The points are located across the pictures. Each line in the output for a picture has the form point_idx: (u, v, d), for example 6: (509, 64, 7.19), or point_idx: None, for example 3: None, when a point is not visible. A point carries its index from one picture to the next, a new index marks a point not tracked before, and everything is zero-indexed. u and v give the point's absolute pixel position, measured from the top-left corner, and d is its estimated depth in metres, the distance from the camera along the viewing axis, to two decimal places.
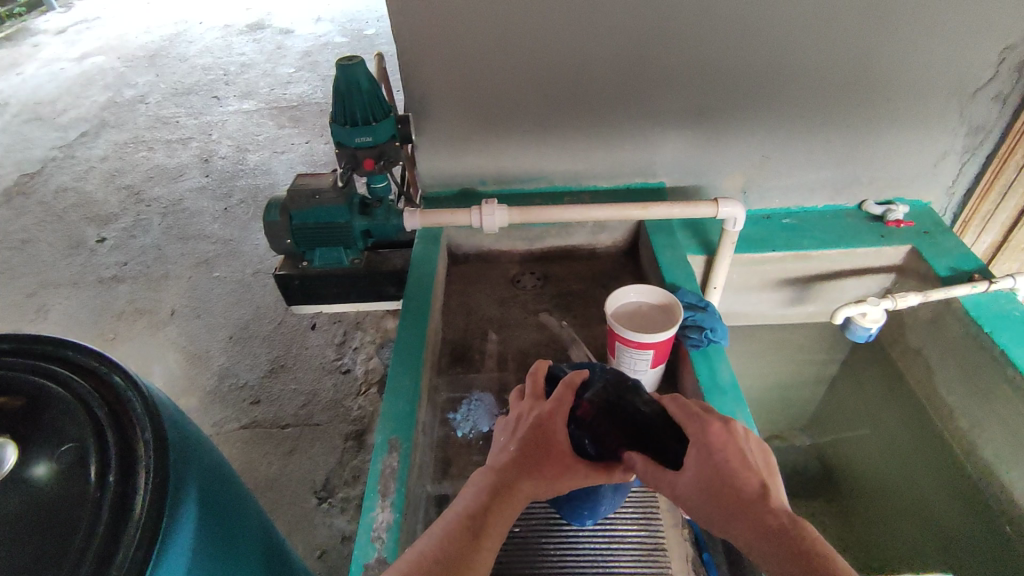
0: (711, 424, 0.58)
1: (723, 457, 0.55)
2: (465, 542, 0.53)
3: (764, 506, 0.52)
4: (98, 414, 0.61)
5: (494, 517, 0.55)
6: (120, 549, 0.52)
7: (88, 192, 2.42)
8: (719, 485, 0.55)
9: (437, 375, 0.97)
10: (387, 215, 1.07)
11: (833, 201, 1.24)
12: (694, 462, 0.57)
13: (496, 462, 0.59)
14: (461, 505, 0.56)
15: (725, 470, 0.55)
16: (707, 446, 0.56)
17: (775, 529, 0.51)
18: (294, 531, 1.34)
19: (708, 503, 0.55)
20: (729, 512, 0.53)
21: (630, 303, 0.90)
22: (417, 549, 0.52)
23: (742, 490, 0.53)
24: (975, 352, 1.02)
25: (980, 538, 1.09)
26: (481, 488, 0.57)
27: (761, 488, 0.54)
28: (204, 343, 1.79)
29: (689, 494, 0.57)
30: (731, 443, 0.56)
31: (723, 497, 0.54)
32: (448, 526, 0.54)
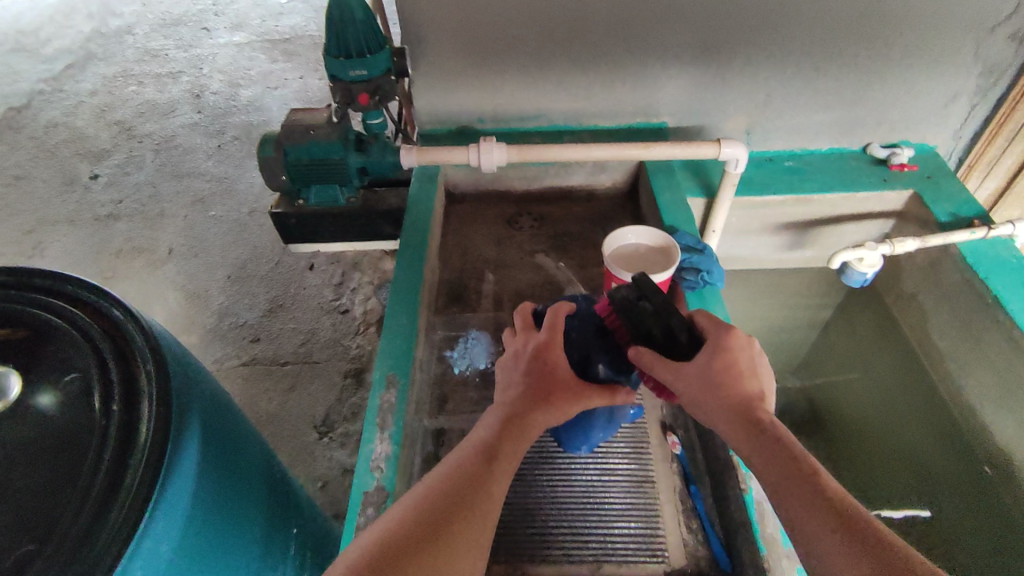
0: (735, 332, 0.62)
1: (733, 361, 0.60)
2: (480, 470, 0.56)
3: (758, 406, 0.59)
4: (100, 346, 0.61)
5: (506, 447, 0.58)
6: (129, 472, 0.54)
7: (78, 127, 2.36)
8: (720, 382, 0.59)
9: (435, 314, 0.98)
10: (383, 152, 1.05)
11: (837, 144, 1.21)
12: (704, 359, 0.60)
13: (504, 399, 0.62)
14: (475, 441, 0.59)
15: (732, 371, 0.60)
16: (720, 349, 0.61)
17: (764, 425, 0.57)
18: (297, 462, 1.39)
19: (706, 394, 0.59)
20: (726, 403, 0.59)
21: (628, 245, 0.90)
22: (434, 479, 0.56)
23: (743, 389, 0.60)
24: (968, 297, 1.03)
25: (960, 476, 1.13)
26: (492, 424, 0.60)
27: (760, 394, 0.60)
28: (203, 282, 1.79)
29: (688, 382, 0.60)
30: (741, 349, 0.61)
31: (721, 391, 0.59)
32: (465, 456, 0.58)
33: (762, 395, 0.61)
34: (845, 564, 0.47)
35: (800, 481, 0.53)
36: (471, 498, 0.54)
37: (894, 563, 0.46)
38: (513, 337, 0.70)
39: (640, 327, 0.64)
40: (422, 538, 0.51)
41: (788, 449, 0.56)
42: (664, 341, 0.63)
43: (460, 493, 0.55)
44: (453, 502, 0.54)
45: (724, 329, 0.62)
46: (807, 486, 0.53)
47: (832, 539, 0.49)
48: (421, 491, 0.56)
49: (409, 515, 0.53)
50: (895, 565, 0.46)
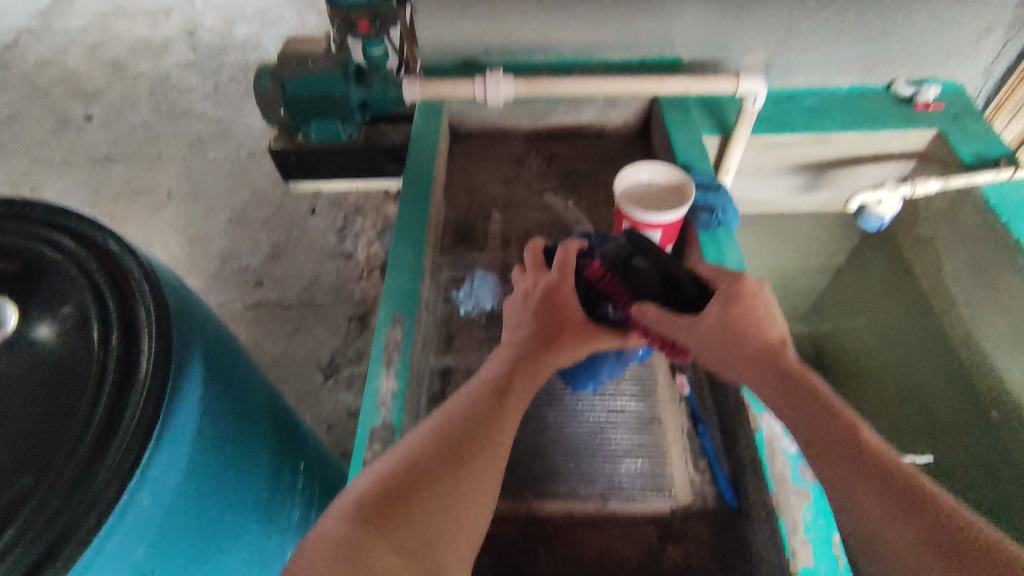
0: (747, 279, 0.60)
1: (750, 309, 0.59)
2: (491, 407, 0.56)
3: (782, 354, 0.58)
4: (97, 280, 0.59)
5: (518, 385, 0.57)
6: (130, 405, 0.53)
7: (70, 65, 2.28)
8: (739, 333, 0.58)
9: (440, 254, 0.96)
10: (385, 86, 0.99)
11: (861, 81, 1.15)
12: (718, 311, 0.59)
13: (515, 339, 0.61)
14: (485, 378, 0.59)
15: (750, 321, 0.58)
16: (736, 298, 0.59)
17: (790, 376, 0.57)
18: (304, 403, 1.41)
19: (726, 347, 0.58)
20: (748, 356, 0.58)
21: (640, 183, 0.87)
22: (443, 414, 0.56)
23: (765, 338, 0.58)
24: (988, 241, 1.00)
25: (965, 420, 1.13)
26: (503, 362, 0.59)
27: (781, 341, 0.59)
28: (204, 225, 1.77)
29: (706, 336, 0.59)
30: (758, 296, 0.59)
31: (742, 343, 0.58)
32: (475, 391, 0.58)
33: (783, 341, 0.59)
34: (882, 519, 0.47)
35: (832, 436, 0.53)
36: (482, 433, 0.54)
37: (931, 515, 0.46)
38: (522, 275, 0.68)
39: (639, 284, 0.64)
40: (433, 473, 0.51)
41: (815, 402, 0.55)
42: (666, 295, 0.63)
43: (471, 429, 0.54)
44: (464, 437, 0.53)
45: (736, 277, 0.60)
46: (840, 440, 0.53)
47: (871, 495, 0.49)
48: (431, 425, 0.55)
49: (419, 449, 0.53)
50: (933, 518, 0.46)
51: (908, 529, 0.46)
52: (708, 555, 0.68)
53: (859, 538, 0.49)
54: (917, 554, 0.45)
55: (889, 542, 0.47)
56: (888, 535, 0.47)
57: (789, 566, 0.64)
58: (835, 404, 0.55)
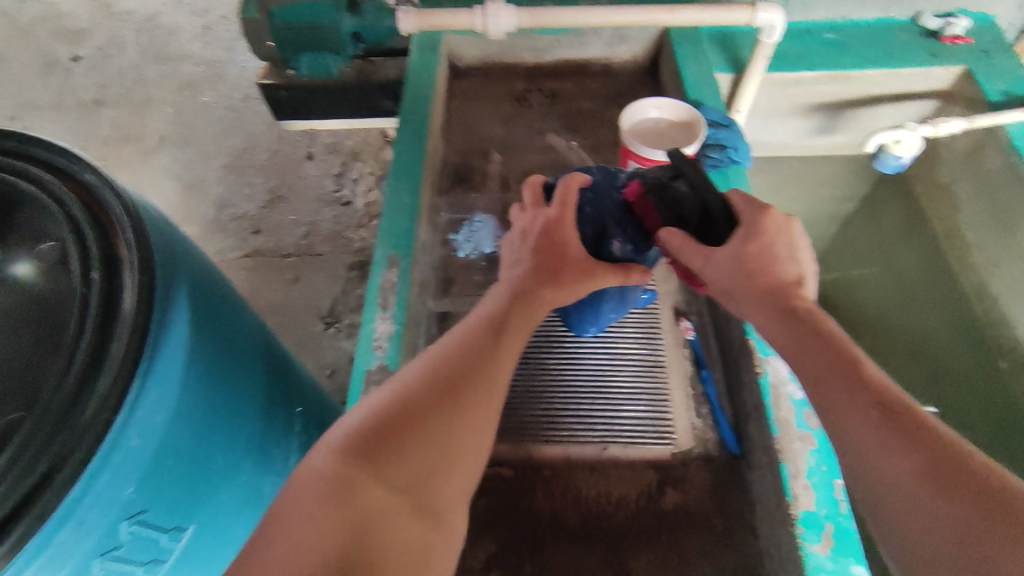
0: (771, 213, 0.58)
1: (770, 245, 0.57)
2: (487, 343, 0.54)
3: (795, 294, 0.56)
4: (73, 211, 0.56)
5: (513, 320, 0.56)
6: (115, 340, 0.51)
7: (53, 2, 2.19)
8: (759, 268, 0.56)
9: (438, 196, 0.92)
10: (379, 14, 0.95)
11: (884, 14, 1.08)
12: (736, 244, 0.56)
13: (512, 276, 0.58)
14: (480, 315, 0.57)
15: (770, 257, 0.56)
16: (757, 233, 0.57)
17: (800, 314, 0.55)
18: (305, 352, 1.40)
19: (739, 280, 0.56)
20: (758, 291, 0.56)
21: (648, 119, 0.82)
22: (437, 349, 0.54)
23: (781, 276, 0.57)
24: (1010, 184, 0.96)
25: (971, 370, 1.12)
26: (499, 299, 0.57)
27: (796, 278, 0.57)
28: (199, 171, 1.72)
29: (723, 270, 0.56)
30: (780, 231, 0.57)
31: (760, 279, 0.56)
32: (470, 328, 0.56)
33: (800, 280, 0.58)
34: (882, 451, 0.46)
35: (837, 371, 0.51)
36: (478, 368, 0.52)
37: (935, 450, 0.44)
38: (521, 212, 0.65)
39: (676, 208, 0.58)
40: (425, 407, 0.49)
41: (824, 338, 0.53)
42: (699, 223, 0.58)
43: (464, 363, 0.52)
44: (458, 372, 0.52)
45: (759, 209, 0.58)
46: (845, 374, 0.50)
47: (874, 428, 0.47)
48: (424, 359, 0.53)
49: (410, 383, 0.51)
50: (937, 453, 0.44)
51: (909, 462, 0.44)
52: (708, 498, 0.68)
53: (856, 470, 0.47)
54: (917, 488, 0.43)
55: (887, 474, 0.45)
56: (889, 467, 0.45)
57: (791, 511, 0.62)
58: (844, 342, 0.53)
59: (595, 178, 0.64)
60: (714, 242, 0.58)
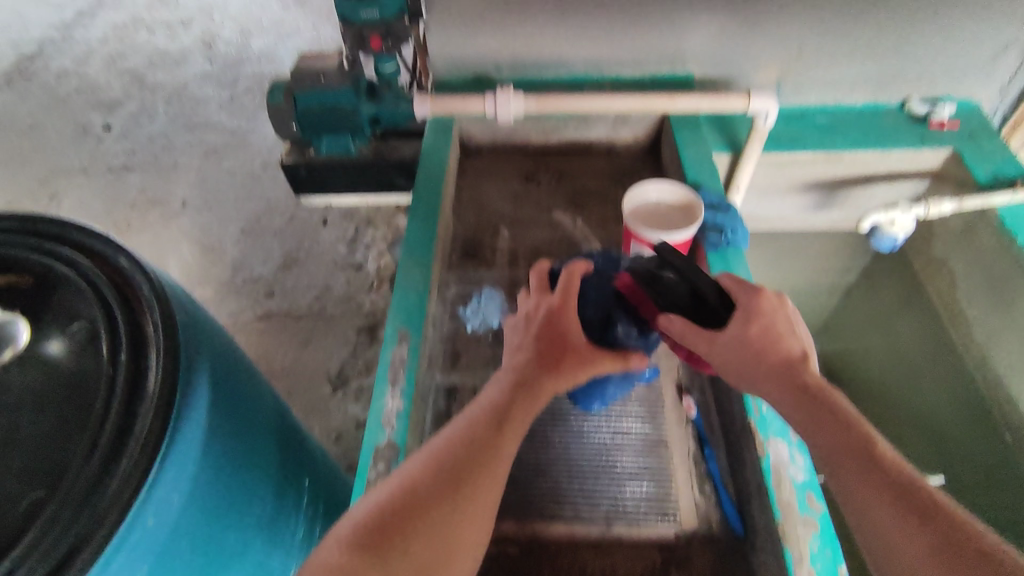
0: (764, 294, 0.61)
1: (769, 322, 0.59)
2: (489, 430, 0.56)
3: (803, 368, 0.58)
4: (106, 294, 0.59)
5: (518, 407, 0.57)
6: (139, 418, 0.54)
7: (91, 75, 2.32)
8: (762, 347, 0.58)
9: (448, 270, 0.96)
10: (396, 101, 1.00)
11: (873, 99, 1.15)
12: (737, 325, 0.59)
13: (514, 365, 0.60)
14: (485, 400, 0.59)
15: (772, 336, 0.59)
16: (754, 313, 0.59)
17: (811, 390, 0.57)
18: (312, 415, 1.41)
19: (745, 359, 0.58)
20: (768, 368, 0.58)
21: (648, 201, 0.86)
22: (443, 436, 0.56)
23: (785, 352, 0.59)
24: (1004, 263, 0.98)
25: (977, 445, 1.12)
26: (503, 386, 0.59)
27: (801, 354, 0.59)
28: (218, 235, 1.78)
29: (728, 351, 0.59)
30: (777, 310, 0.60)
31: (765, 356, 0.58)
32: (474, 416, 0.57)
33: (805, 355, 0.59)
34: (901, 536, 0.47)
35: (850, 449, 0.53)
36: (479, 460, 0.54)
37: (951, 532, 0.46)
38: (526, 297, 0.68)
39: (668, 295, 0.61)
40: (426, 498, 0.51)
41: (836, 416, 0.55)
42: (692, 306, 0.61)
43: (466, 455, 0.54)
44: (462, 460, 0.53)
45: (754, 291, 0.61)
46: (861, 454, 0.52)
47: (888, 508, 0.49)
48: (427, 450, 0.55)
49: (416, 473, 0.53)
50: (950, 532, 0.46)
51: (925, 547, 0.46)
52: None
53: (874, 550, 0.50)
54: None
55: (906, 559, 0.47)
56: (904, 545, 0.47)
57: None
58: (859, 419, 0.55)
59: (597, 264, 0.70)
60: (712, 325, 0.60)
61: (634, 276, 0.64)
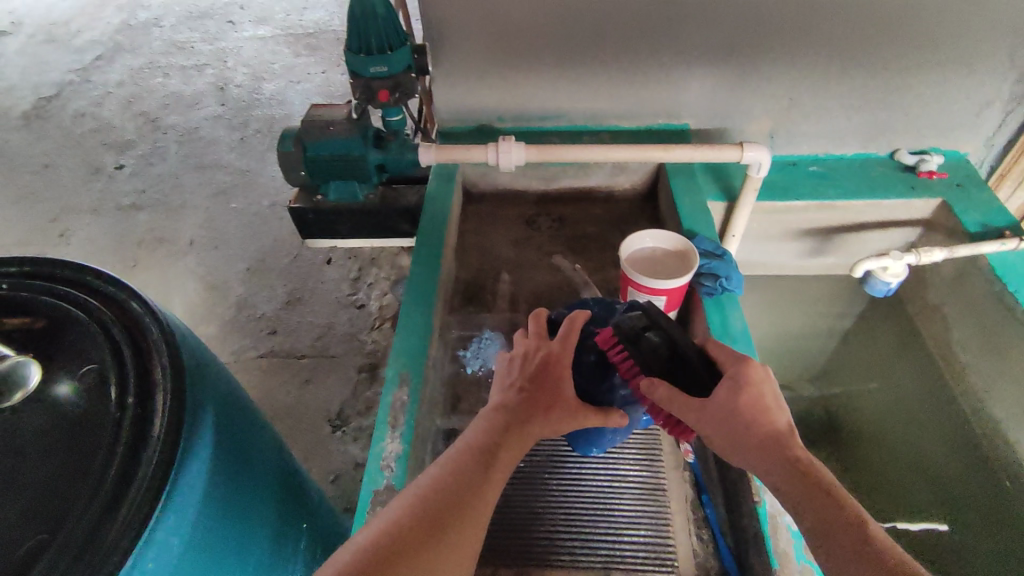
0: (753, 364, 0.60)
1: (758, 392, 0.59)
2: (475, 474, 0.55)
3: (789, 441, 0.57)
4: (117, 337, 0.62)
5: (504, 448, 0.57)
6: (142, 463, 0.55)
7: (106, 117, 2.40)
8: (748, 417, 0.58)
9: (450, 313, 0.98)
10: (402, 149, 1.05)
11: (863, 150, 1.19)
12: (724, 395, 0.59)
13: (501, 403, 0.60)
14: (469, 439, 0.58)
15: (759, 406, 0.58)
16: (741, 382, 0.59)
17: (796, 463, 0.55)
18: (311, 455, 1.40)
19: (729, 431, 0.58)
20: (754, 439, 0.57)
21: (645, 249, 0.89)
22: (426, 477, 0.55)
23: (772, 424, 0.58)
24: (995, 311, 1.00)
25: (978, 492, 1.11)
26: (489, 425, 0.58)
27: (788, 428, 0.58)
28: (224, 273, 1.81)
29: (714, 420, 0.58)
30: (765, 381, 0.60)
31: (751, 426, 0.57)
32: (461, 455, 0.56)
33: (792, 427, 0.59)
34: None
35: (839, 527, 0.51)
36: (464, 505, 0.53)
37: None
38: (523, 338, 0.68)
39: (649, 358, 0.64)
40: (407, 544, 0.50)
41: (821, 491, 0.53)
42: (672, 370, 0.63)
43: (452, 498, 0.53)
44: (447, 503, 0.53)
45: (743, 361, 0.61)
46: (845, 532, 0.50)
47: None
48: (412, 490, 0.54)
49: (397, 517, 0.52)
50: None
51: None
52: None
53: None
54: None
55: None
56: None
57: None
58: (842, 496, 0.53)
59: (595, 312, 0.73)
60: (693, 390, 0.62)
61: (618, 334, 0.66)
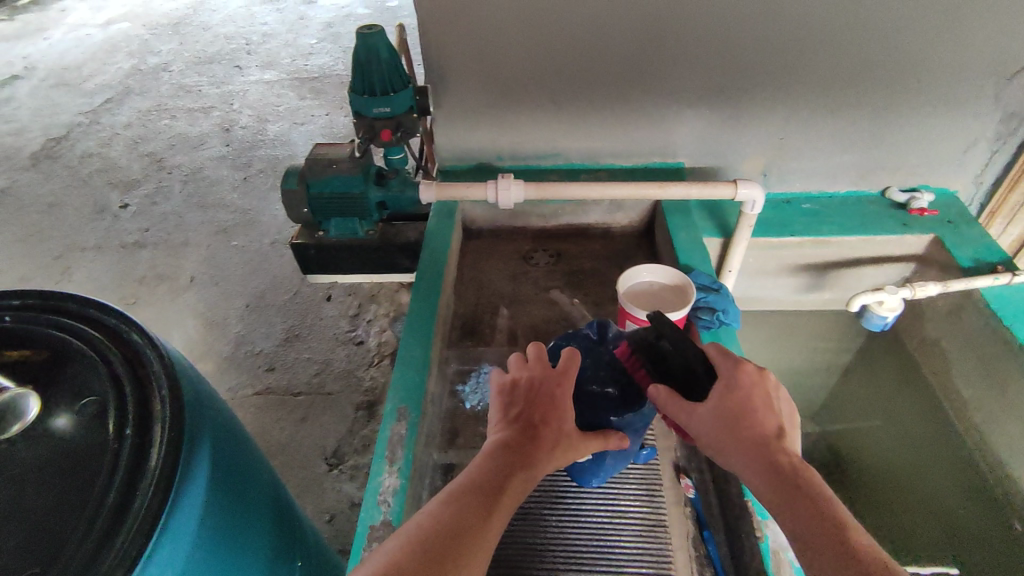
0: (744, 365, 0.61)
1: (747, 397, 0.59)
2: (479, 511, 0.53)
3: (778, 446, 0.57)
4: (116, 369, 0.62)
5: (510, 485, 0.55)
6: (137, 497, 0.54)
7: (112, 157, 2.45)
8: (738, 421, 0.58)
9: (448, 347, 0.98)
10: (403, 186, 1.07)
11: (855, 188, 1.21)
12: (716, 399, 0.59)
13: (502, 436, 0.59)
14: (470, 476, 0.56)
15: (750, 409, 0.59)
16: (733, 385, 0.60)
17: (784, 469, 0.55)
18: (306, 494, 1.38)
19: (722, 431, 0.58)
20: (744, 441, 0.57)
21: (641, 283, 0.90)
22: (427, 515, 0.52)
23: (761, 429, 0.58)
24: (992, 344, 1.00)
25: (985, 530, 1.09)
26: (489, 463, 0.57)
27: (777, 431, 0.58)
28: (223, 310, 1.82)
29: (706, 423, 0.59)
30: (756, 385, 0.60)
31: (742, 430, 0.58)
32: (459, 491, 0.55)
33: (780, 432, 0.59)
34: None
35: (827, 532, 0.51)
36: (467, 544, 0.51)
37: None
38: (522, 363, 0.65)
39: (664, 365, 0.64)
40: None
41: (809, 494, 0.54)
42: (683, 378, 0.63)
43: (456, 535, 0.51)
44: (450, 537, 0.51)
45: (734, 360, 0.61)
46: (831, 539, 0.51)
47: None
48: (412, 526, 0.52)
49: (396, 552, 0.49)
50: None
51: None
52: None
53: None
54: None
55: None
56: None
57: None
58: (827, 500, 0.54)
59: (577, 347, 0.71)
60: (695, 395, 0.62)
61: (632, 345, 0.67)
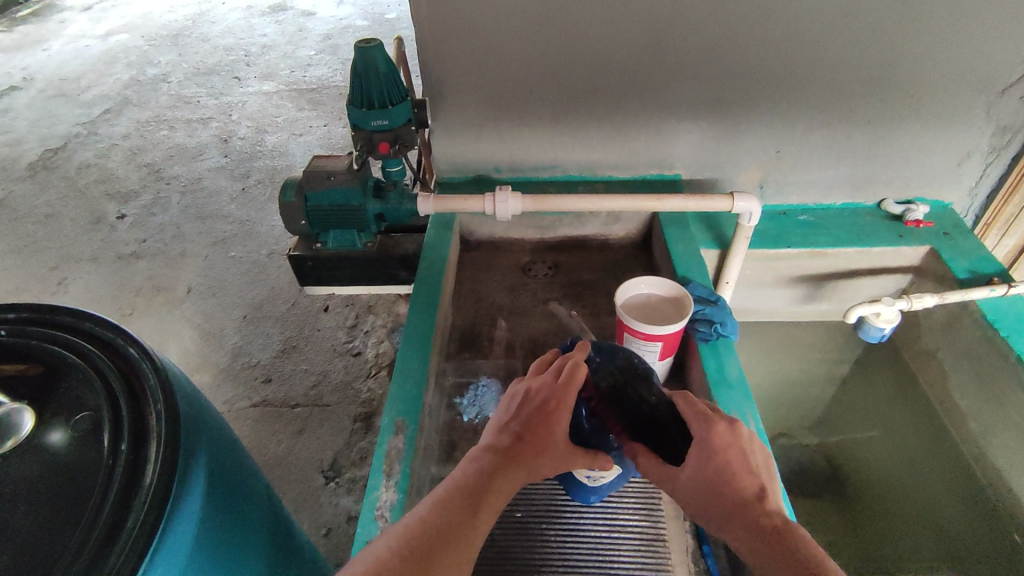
0: (716, 426, 0.59)
1: (722, 461, 0.58)
2: (465, 513, 0.53)
3: (759, 509, 0.56)
4: (112, 383, 0.62)
5: (494, 490, 0.55)
6: (131, 515, 0.53)
7: (111, 168, 2.45)
8: (716, 487, 0.58)
9: (446, 360, 0.98)
10: (401, 199, 1.08)
11: (852, 200, 1.22)
12: (693, 467, 0.59)
13: (495, 440, 0.59)
14: (461, 476, 0.56)
15: (725, 473, 0.58)
16: (707, 450, 0.58)
17: (766, 532, 0.54)
18: (303, 507, 1.37)
19: (704, 498, 0.58)
20: (726, 509, 0.57)
21: (640, 295, 0.90)
22: (416, 515, 0.53)
23: (740, 492, 0.57)
24: (989, 356, 1.01)
25: (985, 543, 1.09)
26: (480, 465, 0.57)
27: (758, 492, 0.57)
28: (220, 321, 1.81)
29: (689, 492, 0.60)
30: (731, 445, 0.59)
31: (722, 497, 0.57)
32: (449, 491, 0.55)
33: (762, 492, 0.57)
34: None
35: None
36: (452, 547, 0.51)
37: None
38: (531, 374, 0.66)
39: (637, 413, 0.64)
40: None
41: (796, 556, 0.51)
42: (659, 434, 0.63)
43: (441, 536, 0.51)
44: (434, 542, 0.51)
45: (706, 421, 0.60)
46: None
47: None
48: (399, 527, 0.52)
49: (381, 552, 0.49)
50: None
51: None
52: None
53: None
54: None
55: None
56: None
57: None
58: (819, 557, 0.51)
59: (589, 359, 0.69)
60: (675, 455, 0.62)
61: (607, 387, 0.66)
